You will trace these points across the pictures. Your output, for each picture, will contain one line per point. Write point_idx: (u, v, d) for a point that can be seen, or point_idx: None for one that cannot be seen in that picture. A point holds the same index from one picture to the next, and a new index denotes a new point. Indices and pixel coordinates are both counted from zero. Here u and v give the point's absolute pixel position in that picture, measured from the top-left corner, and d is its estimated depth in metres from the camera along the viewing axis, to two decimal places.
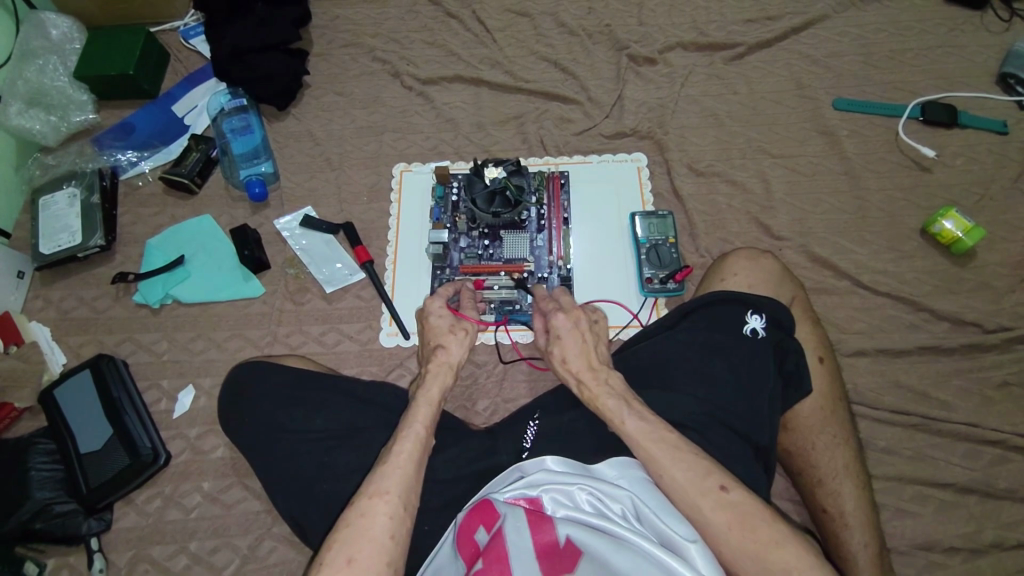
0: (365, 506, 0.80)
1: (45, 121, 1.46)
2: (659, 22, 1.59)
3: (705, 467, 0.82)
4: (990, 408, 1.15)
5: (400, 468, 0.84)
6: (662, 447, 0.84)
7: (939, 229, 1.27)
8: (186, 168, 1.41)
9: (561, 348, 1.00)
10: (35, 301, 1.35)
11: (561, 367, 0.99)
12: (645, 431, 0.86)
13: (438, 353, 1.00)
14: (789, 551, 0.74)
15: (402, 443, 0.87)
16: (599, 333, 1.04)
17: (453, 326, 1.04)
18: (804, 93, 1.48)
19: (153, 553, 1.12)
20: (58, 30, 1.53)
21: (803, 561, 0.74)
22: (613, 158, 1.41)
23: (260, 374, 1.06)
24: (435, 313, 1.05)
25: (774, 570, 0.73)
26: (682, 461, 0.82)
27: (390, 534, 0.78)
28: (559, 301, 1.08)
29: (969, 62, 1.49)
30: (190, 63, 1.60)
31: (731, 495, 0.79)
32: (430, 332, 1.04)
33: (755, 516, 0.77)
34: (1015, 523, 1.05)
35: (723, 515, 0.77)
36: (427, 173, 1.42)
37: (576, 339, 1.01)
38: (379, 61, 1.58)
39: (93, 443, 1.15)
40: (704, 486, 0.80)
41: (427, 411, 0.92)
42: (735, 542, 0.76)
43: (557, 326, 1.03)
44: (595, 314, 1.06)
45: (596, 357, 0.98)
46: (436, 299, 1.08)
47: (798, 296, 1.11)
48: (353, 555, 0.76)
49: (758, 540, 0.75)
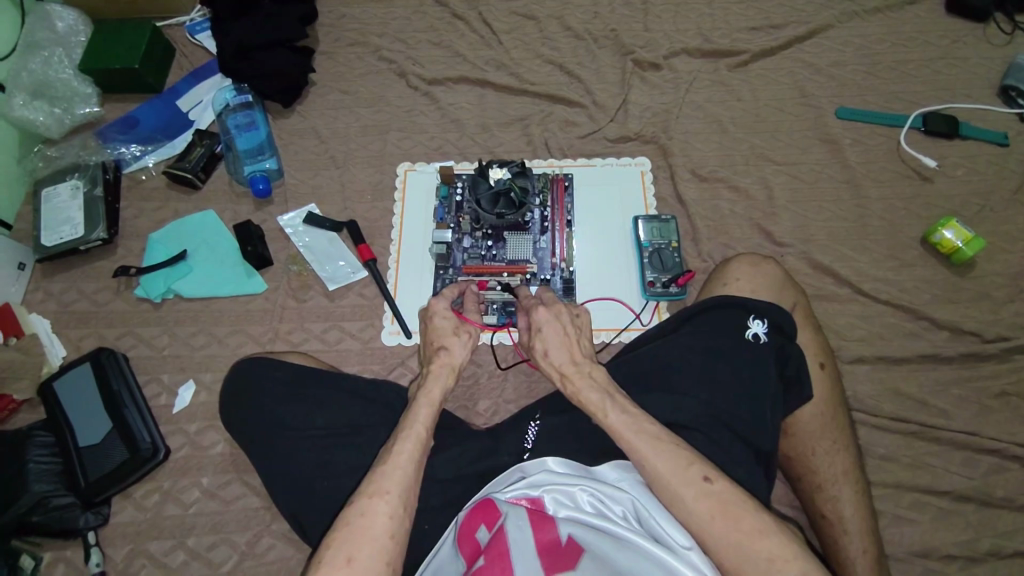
0: (365, 505, 0.80)
1: (49, 113, 1.46)
2: (665, 28, 1.60)
3: (684, 458, 0.81)
4: (988, 417, 1.16)
5: (400, 468, 0.84)
6: (641, 437, 0.84)
7: (940, 239, 1.28)
8: (190, 163, 1.42)
9: (541, 340, 1.01)
10: (35, 293, 1.34)
11: (545, 361, 0.99)
12: (631, 425, 0.86)
13: (440, 354, 1.00)
14: (773, 540, 0.74)
15: (403, 442, 0.87)
16: (580, 327, 1.04)
17: (456, 328, 1.03)
18: (808, 101, 1.49)
19: (150, 548, 1.12)
20: (64, 22, 1.52)
21: (788, 549, 0.73)
22: (616, 162, 1.42)
23: (261, 369, 1.05)
24: (440, 315, 1.04)
25: (757, 560, 0.73)
26: (663, 452, 0.82)
27: (389, 534, 0.78)
28: (540, 298, 1.09)
29: (970, 74, 1.50)
30: (196, 58, 1.60)
31: (714, 485, 0.79)
32: (433, 332, 1.03)
33: (737, 505, 0.77)
34: (1011, 531, 1.06)
35: (705, 503, 0.77)
36: (431, 173, 1.42)
37: (558, 334, 1.01)
38: (385, 60, 1.58)
39: (92, 436, 1.15)
40: (686, 476, 0.79)
41: (427, 412, 0.92)
42: (717, 532, 0.75)
43: (537, 320, 1.02)
44: (576, 308, 1.07)
45: (580, 351, 0.99)
46: (438, 300, 1.06)
47: (799, 303, 1.11)
48: (352, 554, 0.76)
49: (742, 529, 0.75)
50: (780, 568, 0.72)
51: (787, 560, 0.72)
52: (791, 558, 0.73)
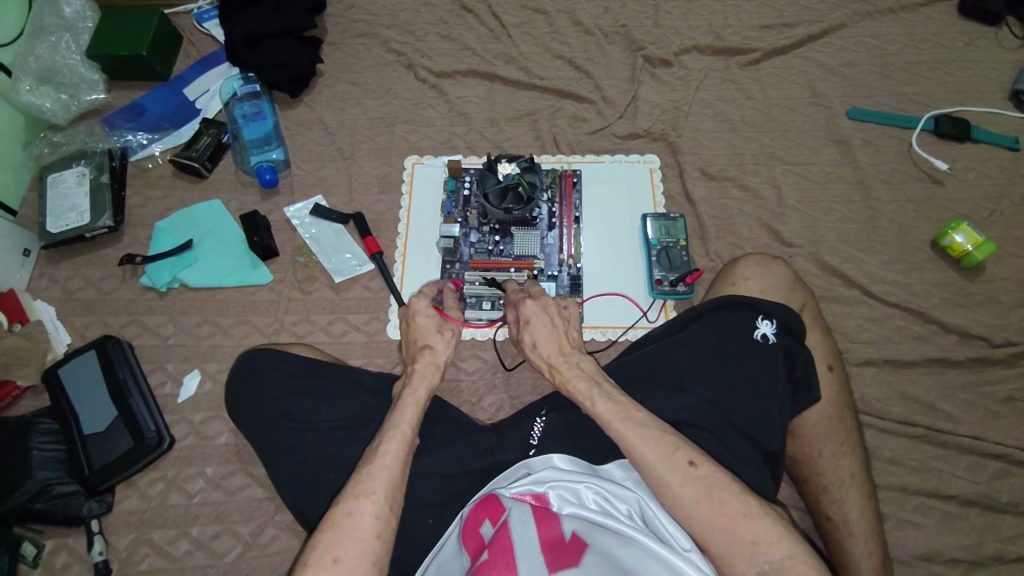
0: (351, 506, 0.79)
1: (55, 99, 1.45)
2: (676, 24, 1.59)
3: (670, 444, 0.81)
4: (994, 422, 1.15)
5: (386, 469, 0.83)
6: (630, 425, 0.84)
7: (950, 242, 1.27)
8: (197, 152, 1.41)
9: (529, 331, 1.00)
10: (40, 279, 1.34)
11: (532, 353, 0.99)
12: (619, 414, 0.86)
13: (424, 353, 0.99)
14: (758, 523, 0.74)
15: (390, 441, 0.86)
16: (569, 318, 1.03)
17: (440, 326, 1.02)
18: (819, 101, 1.48)
19: (153, 537, 1.12)
20: (71, 7, 1.50)
21: (771, 532, 0.73)
22: (626, 159, 1.41)
23: (265, 359, 1.05)
24: (421, 313, 1.03)
25: (744, 544, 0.73)
26: (650, 438, 0.82)
27: (376, 534, 0.78)
28: (527, 291, 1.08)
29: (982, 78, 1.50)
30: (203, 46, 1.59)
31: (699, 470, 0.79)
32: (416, 331, 1.02)
33: (723, 488, 0.77)
34: (1014, 536, 1.06)
35: (691, 488, 0.77)
36: (439, 166, 1.41)
37: (545, 323, 1.00)
38: (394, 52, 1.57)
39: (97, 425, 1.15)
40: (673, 461, 0.79)
41: (413, 411, 0.91)
42: (704, 516, 0.75)
43: (525, 312, 1.01)
44: (566, 300, 1.06)
45: (567, 342, 0.99)
46: (419, 298, 1.05)
47: (808, 303, 1.11)
48: (338, 555, 0.75)
49: (727, 512, 0.75)
50: (765, 549, 0.72)
51: (771, 543, 0.72)
52: (776, 541, 0.73)
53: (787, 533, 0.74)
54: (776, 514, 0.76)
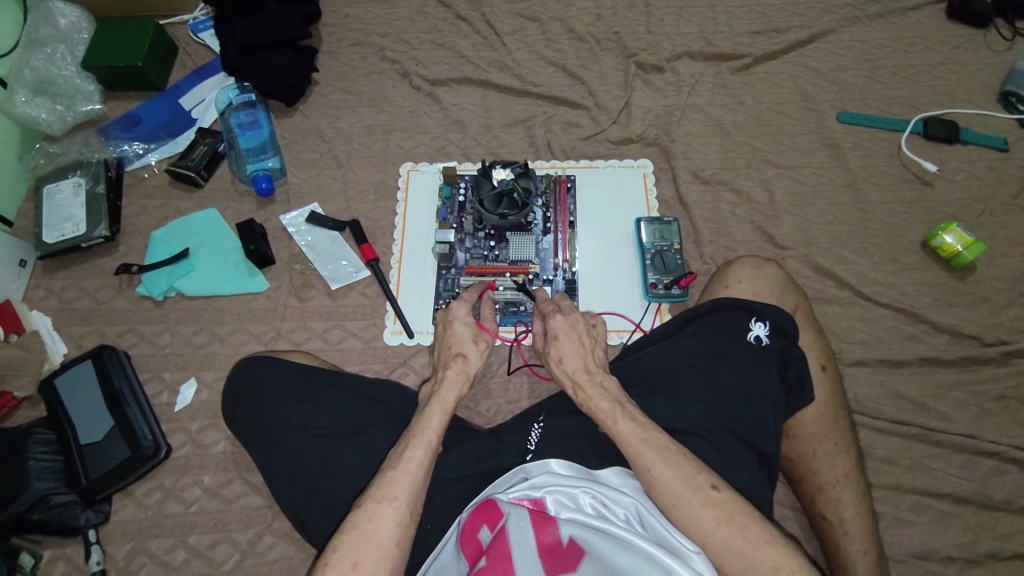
0: (373, 511, 0.80)
1: (51, 110, 1.46)
2: (667, 31, 1.60)
3: (693, 467, 0.82)
4: (988, 420, 1.16)
5: (410, 475, 0.83)
6: (651, 446, 0.84)
7: (940, 243, 1.29)
8: (192, 161, 1.42)
9: (557, 347, 1.01)
10: (37, 290, 1.34)
11: (558, 368, 1.00)
12: (639, 433, 0.86)
13: (456, 360, 1.00)
14: (777, 551, 0.75)
15: (414, 449, 0.86)
16: (597, 337, 1.04)
17: (476, 336, 1.04)
18: (809, 105, 1.50)
19: (151, 547, 1.12)
20: (66, 19, 1.51)
21: (791, 561, 0.74)
22: (620, 164, 1.42)
23: (265, 368, 1.05)
24: (459, 320, 1.05)
25: (762, 569, 0.73)
26: (671, 459, 0.82)
27: (395, 541, 0.78)
28: (557, 304, 1.09)
29: (971, 79, 1.52)
30: (199, 57, 1.60)
31: (721, 494, 0.79)
32: (452, 337, 1.03)
33: (742, 513, 0.77)
34: (1009, 534, 1.07)
35: (711, 511, 0.77)
36: (434, 173, 1.43)
37: (574, 342, 1.01)
38: (388, 61, 1.58)
39: (94, 434, 1.15)
40: (694, 484, 0.80)
41: (441, 419, 0.91)
42: (722, 538, 0.76)
43: (555, 327, 1.03)
44: (593, 318, 1.07)
45: (595, 361, 0.99)
46: (459, 305, 1.07)
47: (801, 305, 1.12)
48: (358, 559, 0.76)
49: (747, 536, 0.75)
50: None
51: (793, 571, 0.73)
52: (793, 568, 0.73)
53: (800, 558, 0.75)
54: (792, 544, 0.77)
